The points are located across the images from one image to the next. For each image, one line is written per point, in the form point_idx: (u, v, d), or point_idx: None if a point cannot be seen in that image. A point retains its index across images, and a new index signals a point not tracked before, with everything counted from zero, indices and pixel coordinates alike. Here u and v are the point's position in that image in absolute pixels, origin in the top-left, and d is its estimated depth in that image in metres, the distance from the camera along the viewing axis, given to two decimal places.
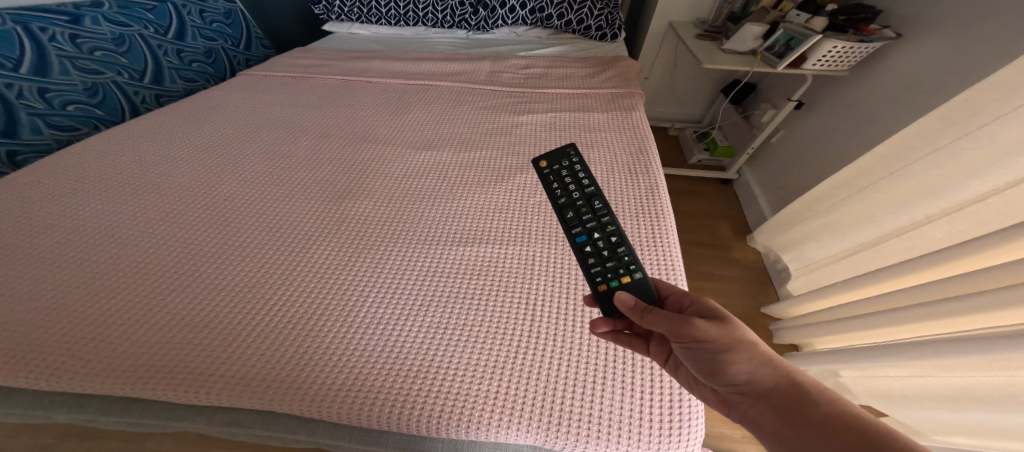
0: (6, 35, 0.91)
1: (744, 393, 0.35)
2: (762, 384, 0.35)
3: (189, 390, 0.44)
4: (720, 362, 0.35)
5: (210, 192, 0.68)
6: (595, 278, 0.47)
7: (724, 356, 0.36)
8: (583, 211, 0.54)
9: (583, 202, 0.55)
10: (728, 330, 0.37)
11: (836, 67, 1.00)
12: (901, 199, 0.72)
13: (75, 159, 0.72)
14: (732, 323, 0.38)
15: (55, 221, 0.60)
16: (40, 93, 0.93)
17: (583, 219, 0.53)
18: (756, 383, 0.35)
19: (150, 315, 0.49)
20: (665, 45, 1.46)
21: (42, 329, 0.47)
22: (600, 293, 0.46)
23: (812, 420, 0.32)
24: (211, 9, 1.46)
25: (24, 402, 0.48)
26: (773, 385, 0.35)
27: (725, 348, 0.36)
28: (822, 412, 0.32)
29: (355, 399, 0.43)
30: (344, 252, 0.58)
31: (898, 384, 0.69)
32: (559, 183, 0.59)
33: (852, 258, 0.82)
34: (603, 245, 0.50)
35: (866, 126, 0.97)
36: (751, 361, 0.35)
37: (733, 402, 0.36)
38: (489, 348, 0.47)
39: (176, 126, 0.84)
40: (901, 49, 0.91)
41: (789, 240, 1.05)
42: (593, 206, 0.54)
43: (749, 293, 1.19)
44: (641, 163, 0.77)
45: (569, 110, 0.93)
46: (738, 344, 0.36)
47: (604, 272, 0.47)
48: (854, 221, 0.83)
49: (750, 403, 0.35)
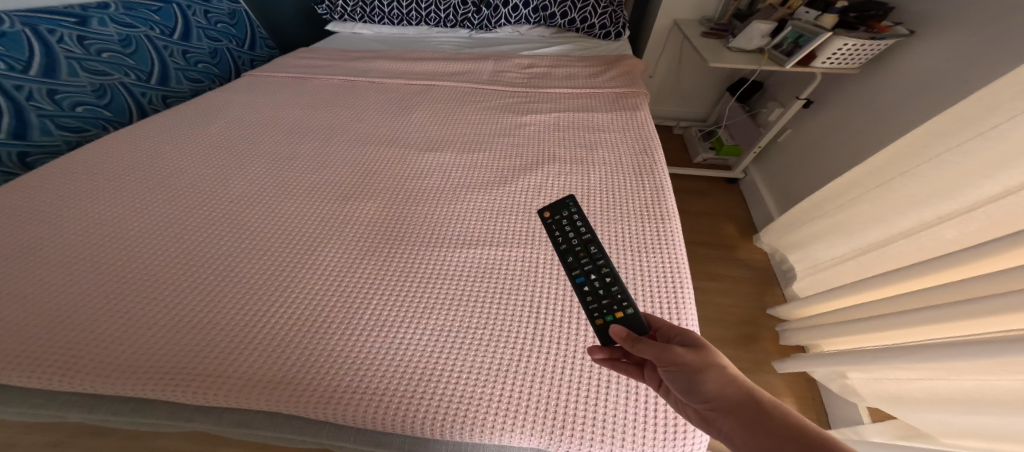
0: (15, 37, 0.92)
1: (717, 410, 0.33)
2: (734, 401, 0.33)
3: (195, 391, 0.44)
4: (693, 380, 0.34)
5: (215, 194, 0.68)
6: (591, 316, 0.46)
7: (697, 377, 0.34)
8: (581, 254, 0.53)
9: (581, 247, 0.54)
10: (704, 352, 0.36)
11: (846, 65, 0.99)
12: (912, 199, 0.71)
13: (83, 161, 0.73)
14: (708, 346, 0.37)
15: (64, 222, 0.61)
16: (49, 94, 0.94)
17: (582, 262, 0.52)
18: (729, 399, 0.33)
19: (157, 316, 0.50)
20: (670, 43, 1.45)
21: (52, 330, 0.48)
22: (596, 327, 0.45)
23: (782, 436, 0.30)
24: (216, 10, 1.46)
25: (35, 402, 0.48)
26: (743, 402, 0.33)
27: (698, 368, 0.35)
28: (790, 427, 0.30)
29: (359, 401, 0.43)
30: (349, 254, 0.58)
31: (906, 386, 0.68)
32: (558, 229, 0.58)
33: (860, 258, 0.80)
34: (601, 285, 0.49)
35: (877, 124, 0.95)
36: (721, 379, 0.34)
37: (711, 422, 0.34)
38: (493, 351, 0.47)
39: (182, 127, 0.85)
40: (914, 46, 0.89)
41: (796, 240, 1.04)
42: (590, 250, 0.53)
43: (754, 294, 1.18)
44: (646, 164, 0.76)
45: (573, 110, 0.93)
46: (711, 365, 0.35)
47: (599, 308, 0.46)
48: (864, 221, 0.82)
49: (723, 421, 0.33)
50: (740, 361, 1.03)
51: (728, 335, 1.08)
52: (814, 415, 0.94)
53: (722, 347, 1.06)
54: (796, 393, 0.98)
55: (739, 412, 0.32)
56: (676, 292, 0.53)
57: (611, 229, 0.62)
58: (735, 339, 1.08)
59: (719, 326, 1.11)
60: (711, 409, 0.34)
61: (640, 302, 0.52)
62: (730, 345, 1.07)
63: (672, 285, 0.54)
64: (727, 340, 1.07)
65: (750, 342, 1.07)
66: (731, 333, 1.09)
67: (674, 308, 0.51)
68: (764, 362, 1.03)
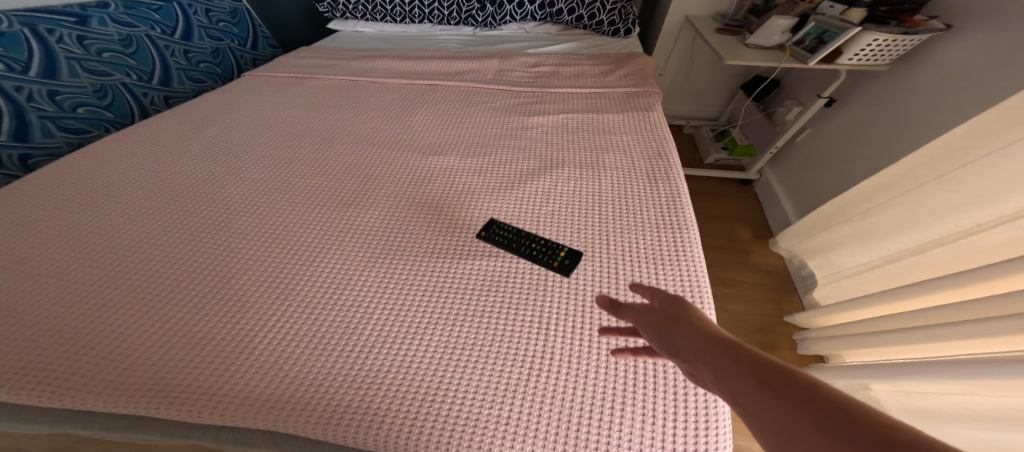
0: (14, 37, 0.91)
1: (690, 362, 0.28)
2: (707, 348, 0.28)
3: (189, 411, 0.42)
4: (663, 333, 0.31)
5: (214, 200, 0.66)
6: (547, 262, 0.56)
7: (669, 330, 0.31)
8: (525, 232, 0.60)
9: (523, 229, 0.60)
10: (678, 305, 0.33)
11: (875, 61, 0.95)
12: (949, 205, 0.67)
13: (83, 165, 0.72)
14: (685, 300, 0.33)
15: (61, 230, 0.59)
16: (50, 95, 0.93)
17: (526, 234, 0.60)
18: (699, 347, 0.28)
19: (151, 330, 0.48)
20: (682, 40, 1.41)
21: (44, 344, 0.46)
22: (557, 267, 0.55)
23: (754, 374, 0.24)
24: (217, 8, 1.44)
25: (27, 418, 0.46)
26: (722, 351, 0.27)
27: (669, 321, 0.32)
28: (768, 365, 0.25)
29: (359, 423, 0.40)
30: (351, 264, 0.56)
31: (937, 400, 0.64)
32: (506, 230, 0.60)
33: (891, 266, 0.77)
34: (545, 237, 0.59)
35: (907, 125, 0.91)
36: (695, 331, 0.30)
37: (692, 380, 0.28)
38: (500, 369, 0.44)
39: (183, 130, 0.83)
40: (950, 42, 0.85)
41: (818, 245, 1.01)
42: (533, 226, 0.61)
43: (769, 299, 1.15)
44: (661, 168, 0.73)
45: (584, 110, 0.90)
46: (681, 316, 0.32)
47: (551, 254, 0.56)
48: (894, 227, 0.78)
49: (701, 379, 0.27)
50: None
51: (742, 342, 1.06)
52: None
53: None
54: None
55: (709, 353, 0.27)
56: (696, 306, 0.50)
57: (625, 238, 0.59)
58: None
59: (733, 333, 1.08)
60: (682, 361, 0.29)
61: None
62: None
63: (691, 299, 0.51)
64: None
65: (765, 350, 1.04)
66: (746, 341, 1.06)
67: None
68: None
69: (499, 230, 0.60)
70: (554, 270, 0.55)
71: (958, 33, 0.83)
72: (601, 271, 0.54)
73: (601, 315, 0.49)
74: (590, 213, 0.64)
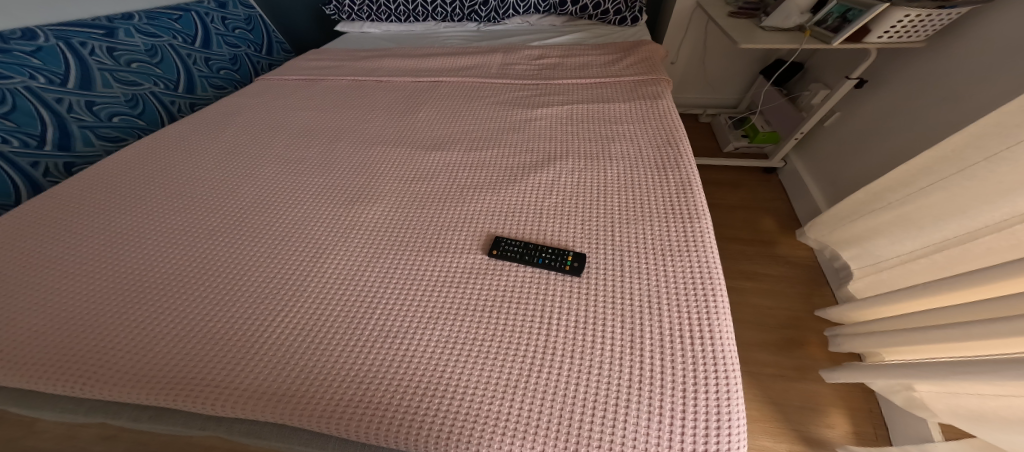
0: (51, 52, 0.97)
1: None
2: None
3: (205, 402, 0.44)
4: None
5: (229, 200, 0.69)
6: (561, 263, 0.53)
7: None
8: (530, 246, 0.56)
9: (529, 248, 0.55)
10: None
11: (907, 39, 0.89)
12: (1003, 187, 0.62)
13: (115, 170, 0.76)
14: None
15: (95, 231, 0.64)
16: (88, 106, 0.99)
17: (529, 248, 0.56)
18: None
19: (170, 326, 0.50)
20: (694, 24, 1.36)
21: (78, 338, 0.49)
22: (568, 271, 0.52)
23: None
24: (232, 16, 1.50)
25: (63, 407, 0.50)
26: None
27: None
28: None
29: (362, 414, 0.41)
30: (355, 259, 0.57)
31: (993, 402, 0.59)
32: (511, 250, 0.56)
33: (938, 256, 0.73)
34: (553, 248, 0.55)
35: (943, 107, 0.86)
36: None
37: None
38: (500, 364, 0.44)
39: (202, 134, 0.87)
40: (993, 15, 0.79)
41: (852, 235, 0.96)
42: (535, 223, 0.61)
43: (796, 294, 1.10)
44: (671, 156, 0.70)
45: (588, 101, 0.88)
46: None
47: (557, 255, 0.54)
48: (938, 213, 0.73)
49: None
50: (781, 368, 0.96)
51: (767, 340, 1.01)
52: (870, 429, 0.86)
53: (761, 353, 0.99)
54: (848, 404, 0.90)
55: None
56: (706, 298, 0.48)
57: (632, 229, 0.58)
58: (775, 343, 1.01)
59: (756, 329, 1.04)
60: None
61: (664, 309, 0.47)
62: (771, 350, 1.00)
63: (700, 289, 0.49)
64: (766, 345, 1.01)
65: (793, 348, 1.00)
66: (772, 338, 1.02)
67: (705, 317, 0.46)
68: (811, 370, 0.96)
69: (509, 247, 0.56)
70: (567, 273, 0.52)
71: (1000, 5, 0.77)
72: (606, 263, 0.53)
73: (605, 308, 0.48)
74: (595, 205, 0.62)
